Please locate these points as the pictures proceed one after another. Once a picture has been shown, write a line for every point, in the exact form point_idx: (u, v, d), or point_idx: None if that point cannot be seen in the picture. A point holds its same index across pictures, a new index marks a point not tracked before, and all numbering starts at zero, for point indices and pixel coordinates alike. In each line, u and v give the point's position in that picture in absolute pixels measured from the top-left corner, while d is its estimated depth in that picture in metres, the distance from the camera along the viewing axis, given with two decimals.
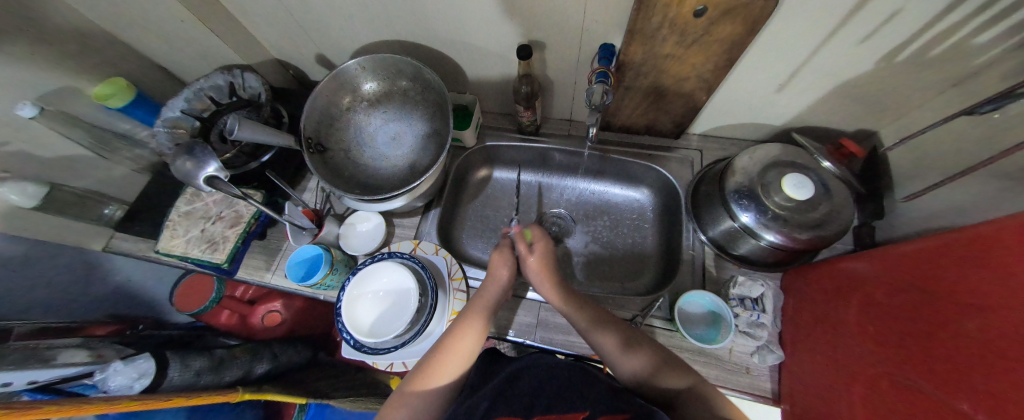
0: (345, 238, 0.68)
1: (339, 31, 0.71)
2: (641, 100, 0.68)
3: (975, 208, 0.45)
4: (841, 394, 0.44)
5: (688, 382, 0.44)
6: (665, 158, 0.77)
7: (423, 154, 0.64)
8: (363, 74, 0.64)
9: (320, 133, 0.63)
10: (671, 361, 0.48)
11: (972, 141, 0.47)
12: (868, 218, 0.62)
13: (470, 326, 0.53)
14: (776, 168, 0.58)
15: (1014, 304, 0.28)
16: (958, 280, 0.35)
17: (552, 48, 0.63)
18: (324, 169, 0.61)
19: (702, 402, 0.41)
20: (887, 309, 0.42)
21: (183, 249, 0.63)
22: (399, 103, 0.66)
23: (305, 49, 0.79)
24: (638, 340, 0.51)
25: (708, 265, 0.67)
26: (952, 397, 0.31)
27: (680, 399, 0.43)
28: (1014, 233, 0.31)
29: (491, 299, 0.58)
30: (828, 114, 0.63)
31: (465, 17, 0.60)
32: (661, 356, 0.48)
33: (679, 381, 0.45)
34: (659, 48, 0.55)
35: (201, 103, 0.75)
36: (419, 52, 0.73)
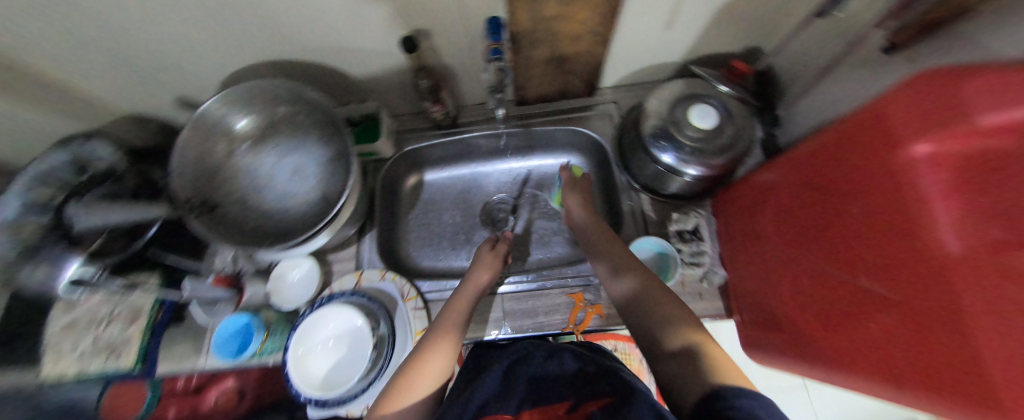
0: (276, 292, 0.62)
1: (188, 64, 0.60)
2: (546, 67, 0.66)
3: (846, 100, 0.50)
4: (775, 295, 0.49)
5: (688, 336, 0.36)
6: (586, 118, 0.77)
7: (332, 181, 0.58)
8: (233, 110, 0.55)
9: (202, 191, 0.54)
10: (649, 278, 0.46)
11: (833, 39, 0.51)
12: (769, 128, 0.66)
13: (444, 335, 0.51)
14: (682, 104, 0.60)
15: (890, 183, 0.32)
16: (835, 171, 0.39)
17: (438, 34, 0.58)
18: (220, 228, 0.53)
19: (692, 366, 0.32)
20: (790, 211, 0.46)
21: (77, 366, 0.52)
22: (288, 132, 0.59)
23: (158, 95, 0.67)
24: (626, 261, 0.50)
25: (648, 211, 0.69)
26: (858, 276, 0.35)
27: (675, 357, 0.34)
28: (872, 120, 0.33)
29: (470, 299, 0.57)
30: (718, 40, 0.65)
31: (327, 18, 0.53)
32: (647, 280, 0.45)
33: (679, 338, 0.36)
34: (544, 11, 0.53)
35: (44, 190, 0.52)
36: (296, 68, 0.64)
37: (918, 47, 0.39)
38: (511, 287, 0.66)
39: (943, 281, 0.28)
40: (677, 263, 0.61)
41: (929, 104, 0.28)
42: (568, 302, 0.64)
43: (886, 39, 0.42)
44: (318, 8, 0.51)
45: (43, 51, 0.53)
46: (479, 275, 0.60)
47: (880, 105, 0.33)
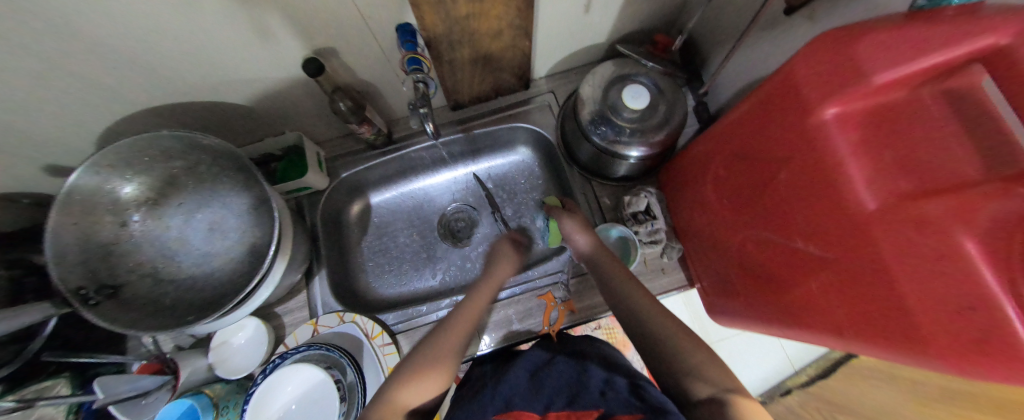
0: (221, 363, 0.56)
1: (42, 127, 0.50)
2: (473, 67, 0.63)
3: (762, 64, 0.51)
4: (728, 262, 0.50)
5: (721, 385, 0.36)
6: (527, 112, 0.75)
7: (259, 230, 0.52)
8: (113, 175, 0.46)
9: (98, 274, 0.46)
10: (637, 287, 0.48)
11: (741, 4, 0.52)
12: (699, 96, 0.68)
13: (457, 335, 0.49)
14: (614, 86, 0.59)
15: (804, 147, 0.32)
16: (757, 139, 0.39)
17: (345, 50, 0.53)
18: (129, 313, 0.45)
19: (722, 412, 0.33)
20: (727, 181, 0.47)
21: None
22: (192, 185, 0.52)
23: (13, 168, 0.55)
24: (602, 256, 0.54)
25: (602, 197, 0.69)
26: (793, 238, 0.36)
27: (704, 406, 0.35)
28: (781, 87, 0.33)
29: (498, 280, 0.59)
30: (639, 15, 0.65)
31: (205, 51, 0.45)
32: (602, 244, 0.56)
33: (710, 385, 0.36)
34: (454, 11, 0.49)
35: None
36: (187, 110, 0.56)
37: (813, 6, 0.40)
38: None
39: (863, 237, 0.28)
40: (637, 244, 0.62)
41: (831, 66, 0.28)
42: (538, 304, 0.63)
43: (785, 1, 0.44)
44: (191, 41, 0.44)
45: None
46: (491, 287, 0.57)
47: (786, 72, 0.32)
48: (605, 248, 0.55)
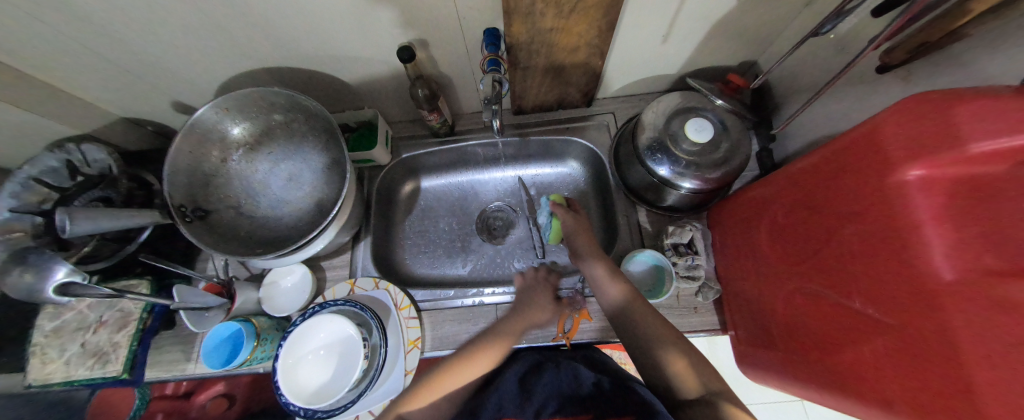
0: (268, 300, 0.62)
1: (184, 70, 0.60)
2: (543, 78, 0.67)
3: (842, 118, 0.50)
4: (772, 312, 0.48)
5: (708, 388, 0.44)
6: (584, 128, 0.77)
7: (328, 188, 0.58)
8: (228, 116, 0.55)
9: (196, 197, 0.54)
10: (681, 350, 0.47)
11: (828, 57, 0.51)
12: (765, 142, 0.66)
13: (477, 363, 0.52)
14: (678, 117, 0.60)
15: (878, 204, 0.31)
16: (827, 191, 0.38)
17: (435, 44, 0.59)
18: (213, 237, 0.52)
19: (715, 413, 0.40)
20: (785, 228, 0.45)
21: (64, 372, 0.52)
22: (283, 139, 0.59)
23: (152, 97, 0.66)
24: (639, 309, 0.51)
25: (642, 222, 0.70)
26: (851, 298, 0.35)
27: (697, 405, 0.43)
28: (864, 141, 0.33)
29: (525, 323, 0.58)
30: (715, 53, 0.66)
31: (324, 27, 0.53)
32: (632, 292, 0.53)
33: (695, 389, 0.44)
34: (540, 24, 0.53)
35: (36, 194, 0.61)
36: (294, 75, 0.65)
37: (911, 68, 0.39)
38: (506, 297, 0.65)
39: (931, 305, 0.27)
40: (673, 276, 0.60)
41: (924, 125, 0.28)
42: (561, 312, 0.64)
43: (879, 60, 0.43)
44: (317, 17, 0.51)
45: (39, 55, 0.53)
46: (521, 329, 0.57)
47: (871, 126, 0.32)
48: (635, 298, 0.52)
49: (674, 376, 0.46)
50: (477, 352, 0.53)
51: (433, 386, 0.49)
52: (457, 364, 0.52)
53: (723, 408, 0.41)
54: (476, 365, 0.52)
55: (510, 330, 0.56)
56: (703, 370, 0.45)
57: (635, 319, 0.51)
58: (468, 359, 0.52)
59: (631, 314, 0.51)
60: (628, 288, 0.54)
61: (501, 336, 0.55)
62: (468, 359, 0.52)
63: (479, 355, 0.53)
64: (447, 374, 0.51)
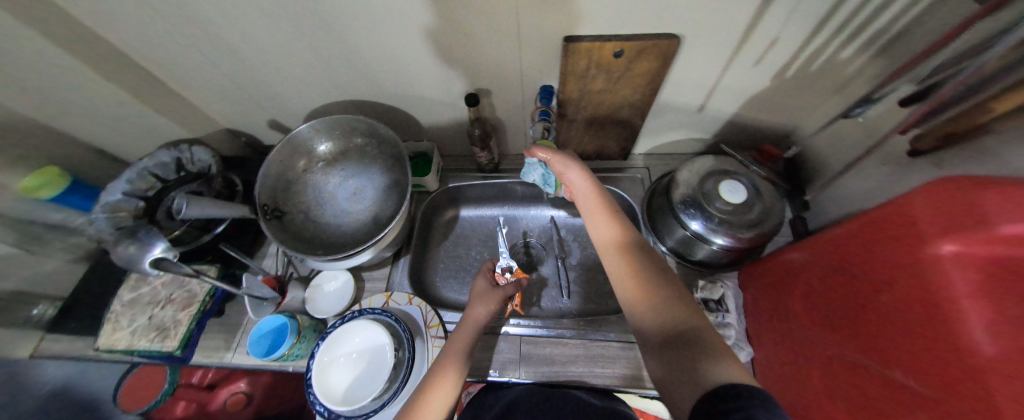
0: (311, 301, 0.66)
1: (290, 96, 0.73)
2: (586, 130, 0.74)
3: (876, 193, 0.52)
4: (806, 380, 0.47)
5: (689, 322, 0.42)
6: (618, 178, 0.82)
7: (385, 205, 0.65)
8: (318, 136, 0.65)
9: (277, 199, 0.63)
10: (675, 302, 0.44)
11: (858, 137, 0.55)
12: (798, 210, 0.68)
13: (442, 377, 0.50)
14: (712, 177, 0.64)
15: (915, 276, 0.33)
16: (862, 260, 0.40)
17: (497, 94, 0.68)
18: (282, 234, 0.59)
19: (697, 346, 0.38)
20: (820, 293, 0.46)
21: (128, 341, 0.58)
22: (356, 159, 0.68)
23: (255, 115, 0.79)
24: (645, 271, 0.48)
25: (671, 274, 0.71)
26: (890, 368, 0.35)
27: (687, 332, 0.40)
28: (897, 215, 0.36)
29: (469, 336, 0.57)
30: (746, 124, 0.72)
31: (411, 73, 0.64)
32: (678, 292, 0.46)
33: (684, 321, 0.42)
34: (590, 85, 0.62)
35: (145, 182, 0.71)
36: (373, 108, 0.76)
37: (941, 154, 0.42)
38: (530, 330, 0.66)
39: (975, 381, 0.27)
40: None
41: (957, 208, 0.30)
42: (586, 354, 0.64)
43: (909, 144, 0.46)
44: (408, 65, 0.62)
45: (188, 74, 0.67)
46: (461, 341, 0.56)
47: (904, 204, 0.35)
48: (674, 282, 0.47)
49: (670, 317, 0.43)
50: (441, 364, 0.52)
51: (418, 403, 0.47)
52: (430, 380, 0.50)
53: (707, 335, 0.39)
54: (441, 381, 0.50)
55: (457, 345, 0.55)
56: (680, 306, 0.43)
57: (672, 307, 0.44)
58: (436, 371, 0.51)
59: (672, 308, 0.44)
60: (646, 256, 0.50)
61: (451, 355, 0.54)
62: (438, 380, 0.50)
63: (444, 371, 0.51)
64: (427, 393, 0.48)
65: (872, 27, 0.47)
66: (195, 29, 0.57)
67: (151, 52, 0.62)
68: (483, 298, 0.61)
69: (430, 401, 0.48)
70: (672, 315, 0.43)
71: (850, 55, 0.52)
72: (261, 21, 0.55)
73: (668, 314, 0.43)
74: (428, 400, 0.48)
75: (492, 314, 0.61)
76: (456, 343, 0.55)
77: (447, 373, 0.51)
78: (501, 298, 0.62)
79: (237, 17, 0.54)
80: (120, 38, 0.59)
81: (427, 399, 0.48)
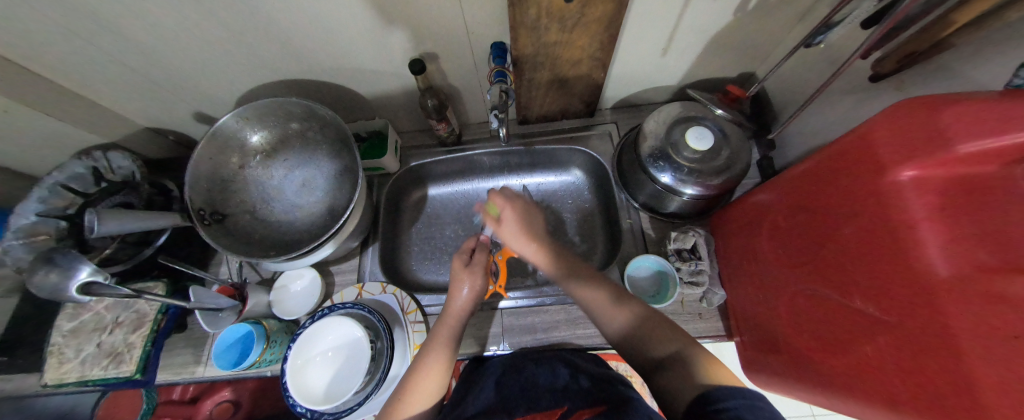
0: (279, 303, 0.63)
1: (209, 82, 0.64)
2: (548, 89, 0.69)
3: (838, 124, 0.51)
4: (774, 316, 0.49)
5: (675, 345, 0.42)
6: (586, 137, 0.79)
7: (339, 194, 0.60)
8: (248, 125, 0.58)
9: (214, 201, 0.57)
10: (657, 324, 0.45)
11: (821, 68, 0.53)
12: (765, 150, 0.68)
13: (432, 362, 0.50)
14: (679, 126, 0.62)
15: (874, 207, 0.33)
16: (824, 195, 0.39)
17: (445, 57, 0.62)
18: (227, 239, 0.54)
19: (687, 371, 0.37)
20: (786, 231, 0.46)
21: (79, 372, 0.54)
22: (298, 147, 0.61)
23: (175, 108, 0.70)
24: (625, 298, 0.50)
25: (645, 228, 0.71)
26: (851, 299, 0.35)
27: (669, 363, 0.40)
28: (857, 145, 0.34)
29: (457, 321, 0.55)
30: (712, 66, 0.68)
31: (343, 42, 0.56)
32: (643, 310, 0.48)
33: (665, 348, 0.42)
34: (545, 38, 0.56)
35: (61, 200, 0.63)
36: (310, 86, 0.68)
37: (901, 77, 0.41)
38: (511, 302, 0.66)
39: (929, 306, 0.28)
40: (677, 283, 0.61)
41: (914, 129, 0.29)
42: (567, 318, 0.64)
43: (871, 69, 0.45)
44: (337, 32, 0.54)
45: (76, 68, 0.57)
46: (446, 327, 0.54)
47: (863, 131, 0.34)
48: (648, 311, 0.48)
49: (651, 346, 0.43)
50: (427, 350, 0.51)
51: (408, 391, 0.47)
52: (419, 369, 0.49)
53: (694, 359, 0.39)
54: (430, 368, 0.49)
55: (445, 330, 0.54)
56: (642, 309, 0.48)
57: (645, 335, 0.45)
58: (423, 359, 0.50)
59: (641, 331, 0.45)
60: (565, 258, 0.55)
61: (439, 341, 0.52)
62: (426, 366, 0.50)
63: (432, 358, 0.50)
64: (419, 376, 0.49)
65: None
66: (61, 9, 0.47)
67: (18, 44, 0.51)
68: (463, 277, 0.56)
69: (419, 387, 0.48)
70: (652, 337, 0.44)
71: None
72: None
73: (647, 338, 0.44)
74: (418, 387, 0.48)
75: (479, 290, 0.56)
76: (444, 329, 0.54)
77: (436, 359, 0.50)
78: (483, 271, 0.57)
79: None
80: None
81: (417, 386, 0.48)
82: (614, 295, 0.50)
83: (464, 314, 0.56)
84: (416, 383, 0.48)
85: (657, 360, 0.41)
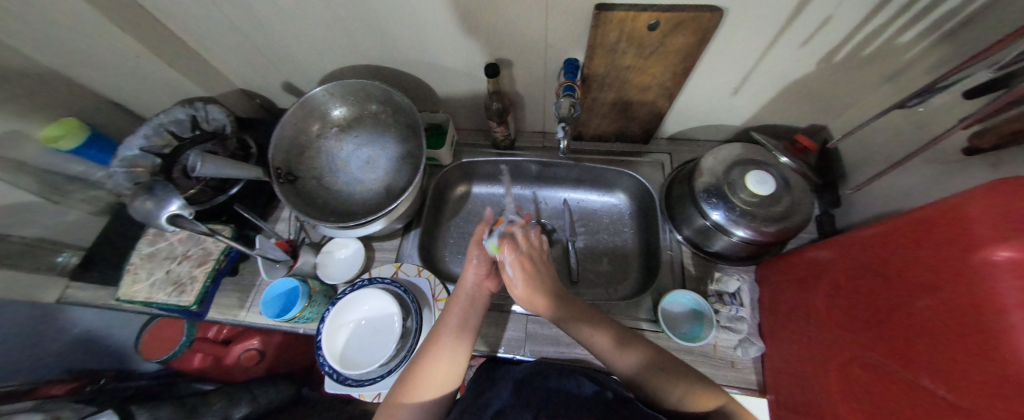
0: (322, 266, 0.67)
1: (306, 59, 0.71)
2: (609, 110, 0.71)
3: (918, 192, 0.49)
4: (820, 380, 0.46)
5: (715, 402, 0.43)
6: (637, 163, 0.79)
7: (398, 176, 0.64)
8: (332, 100, 0.64)
9: (290, 162, 0.62)
10: (687, 372, 0.47)
11: (906, 131, 0.51)
12: (827, 207, 0.65)
13: (440, 350, 0.50)
14: (739, 167, 0.61)
15: (957, 280, 0.31)
16: (902, 262, 0.37)
17: (519, 65, 0.65)
18: (294, 198, 0.59)
19: None
20: (848, 293, 0.44)
21: (146, 294, 0.59)
22: (370, 126, 0.66)
23: (270, 76, 0.78)
24: (635, 340, 0.51)
25: (686, 264, 0.69)
26: (917, 375, 0.33)
27: None
28: (952, 215, 0.33)
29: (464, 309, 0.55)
30: (781, 113, 0.68)
31: (431, 39, 0.61)
32: (654, 354, 0.50)
33: (705, 402, 0.44)
34: (619, 61, 0.58)
35: (161, 140, 0.71)
36: (389, 75, 0.74)
37: (1003, 153, 0.39)
38: None
39: (1000, 389, 0.26)
40: (714, 325, 0.58)
41: (1015, 206, 0.28)
42: None
43: (967, 140, 0.42)
44: (427, 29, 0.59)
45: (202, 28, 0.65)
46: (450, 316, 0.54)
47: (961, 202, 0.32)
48: (665, 356, 0.50)
49: (681, 395, 0.45)
50: (438, 333, 0.52)
51: (417, 376, 0.48)
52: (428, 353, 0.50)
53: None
54: (440, 355, 0.50)
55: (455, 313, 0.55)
56: (666, 355, 0.50)
57: (666, 381, 0.46)
58: (434, 339, 0.51)
59: (663, 376, 0.47)
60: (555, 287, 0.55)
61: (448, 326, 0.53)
62: (436, 354, 0.50)
63: (447, 340, 0.51)
64: (428, 364, 0.49)
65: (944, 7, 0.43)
66: None
67: (165, 2, 0.60)
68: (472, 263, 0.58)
69: (433, 371, 0.49)
70: (674, 383, 0.46)
71: (910, 39, 0.48)
72: None
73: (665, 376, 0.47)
74: (427, 372, 0.49)
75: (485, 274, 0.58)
76: (451, 316, 0.54)
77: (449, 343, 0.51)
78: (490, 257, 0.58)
79: None
80: None
81: (428, 372, 0.49)
82: (616, 339, 0.51)
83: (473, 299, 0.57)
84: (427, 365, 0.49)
85: (692, 414, 0.43)
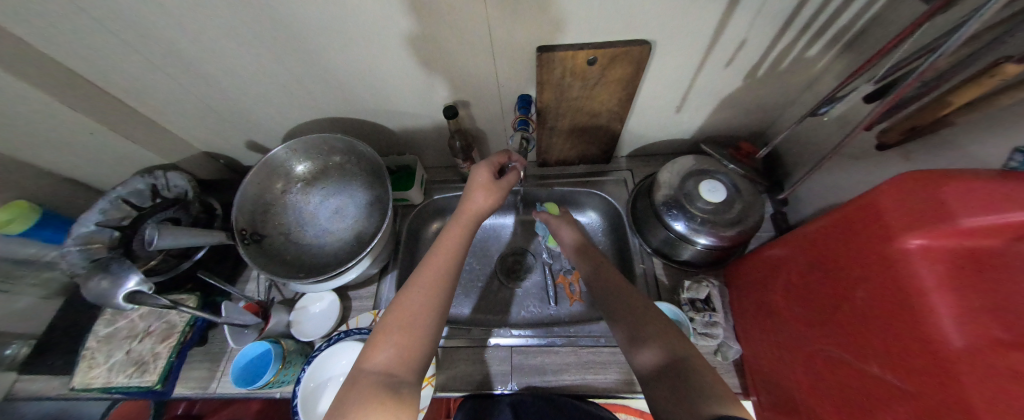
0: (297, 324, 0.65)
1: (267, 117, 0.72)
2: (568, 136, 0.75)
3: (849, 186, 0.53)
4: (792, 376, 0.47)
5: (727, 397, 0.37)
6: (601, 182, 0.83)
7: (368, 222, 0.65)
8: (295, 156, 0.64)
9: (255, 222, 0.62)
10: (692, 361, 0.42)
11: (829, 131, 0.56)
12: (778, 205, 0.69)
13: (415, 298, 0.48)
14: (692, 177, 0.65)
15: (882, 270, 0.34)
16: (837, 256, 0.40)
17: (476, 104, 0.68)
18: (261, 257, 0.59)
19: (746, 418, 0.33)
20: (801, 289, 0.46)
21: (105, 378, 0.56)
22: (336, 177, 0.67)
23: (232, 137, 0.78)
24: (651, 331, 0.48)
25: (659, 275, 0.71)
26: (868, 363, 0.35)
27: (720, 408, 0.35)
28: (866, 210, 0.36)
29: (464, 236, 0.56)
30: (723, 124, 0.73)
31: (389, 88, 0.64)
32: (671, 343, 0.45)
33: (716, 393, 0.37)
34: (568, 93, 0.62)
35: (119, 212, 0.69)
36: (351, 124, 0.75)
37: (907, 148, 0.43)
38: (520, 340, 0.65)
39: (943, 370, 0.28)
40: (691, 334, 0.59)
41: (915, 200, 0.32)
42: (576, 361, 0.63)
43: (877, 138, 0.47)
44: (383, 80, 0.62)
45: (158, 99, 0.66)
46: (451, 240, 0.55)
47: (867, 199, 0.36)
48: (676, 339, 0.46)
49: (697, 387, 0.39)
50: (420, 274, 0.51)
51: (385, 329, 0.45)
52: (398, 319, 0.46)
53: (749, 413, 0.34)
54: (416, 300, 0.48)
55: (448, 247, 0.54)
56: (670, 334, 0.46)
57: (686, 369, 0.41)
58: (415, 278, 0.50)
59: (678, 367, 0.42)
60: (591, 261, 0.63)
61: (434, 268, 0.51)
62: (409, 303, 0.47)
63: (421, 290, 0.49)
64: (398, 309, 0.47)
65: (835, 24, 0.49)
66: (160, 52, 0.56)
67: (118, 78, 0.60)
68: (478, 186, 0.59)
69: (400, 319, 0.46)
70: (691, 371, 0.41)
71: (816, 53, 0.54)
72: (230, 42, 0.54)
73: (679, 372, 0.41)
74: (394, 322, 0.46)
75: (493, 204, 0.59)
76: (442, 253, 0.53)
77: (428, 285, 0.49)
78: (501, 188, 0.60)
79: (207, 39, 0.53)
80: (85, 66, 0.58)
81: (396, 325, 0.45)
82: (633, 332, 0.49)
83: (472, 225, 0.58)
84: (395, 314, 0.46)
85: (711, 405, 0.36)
